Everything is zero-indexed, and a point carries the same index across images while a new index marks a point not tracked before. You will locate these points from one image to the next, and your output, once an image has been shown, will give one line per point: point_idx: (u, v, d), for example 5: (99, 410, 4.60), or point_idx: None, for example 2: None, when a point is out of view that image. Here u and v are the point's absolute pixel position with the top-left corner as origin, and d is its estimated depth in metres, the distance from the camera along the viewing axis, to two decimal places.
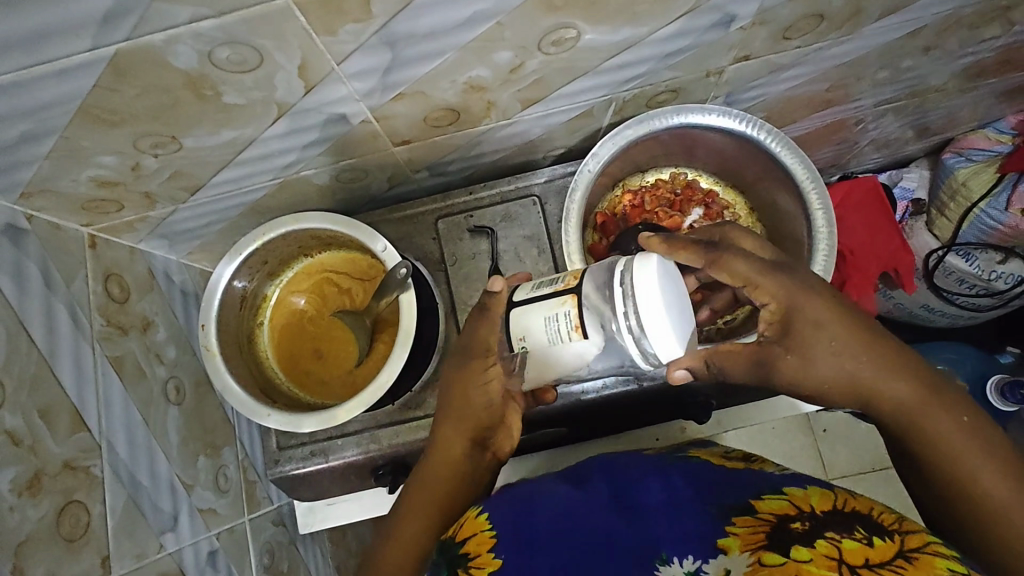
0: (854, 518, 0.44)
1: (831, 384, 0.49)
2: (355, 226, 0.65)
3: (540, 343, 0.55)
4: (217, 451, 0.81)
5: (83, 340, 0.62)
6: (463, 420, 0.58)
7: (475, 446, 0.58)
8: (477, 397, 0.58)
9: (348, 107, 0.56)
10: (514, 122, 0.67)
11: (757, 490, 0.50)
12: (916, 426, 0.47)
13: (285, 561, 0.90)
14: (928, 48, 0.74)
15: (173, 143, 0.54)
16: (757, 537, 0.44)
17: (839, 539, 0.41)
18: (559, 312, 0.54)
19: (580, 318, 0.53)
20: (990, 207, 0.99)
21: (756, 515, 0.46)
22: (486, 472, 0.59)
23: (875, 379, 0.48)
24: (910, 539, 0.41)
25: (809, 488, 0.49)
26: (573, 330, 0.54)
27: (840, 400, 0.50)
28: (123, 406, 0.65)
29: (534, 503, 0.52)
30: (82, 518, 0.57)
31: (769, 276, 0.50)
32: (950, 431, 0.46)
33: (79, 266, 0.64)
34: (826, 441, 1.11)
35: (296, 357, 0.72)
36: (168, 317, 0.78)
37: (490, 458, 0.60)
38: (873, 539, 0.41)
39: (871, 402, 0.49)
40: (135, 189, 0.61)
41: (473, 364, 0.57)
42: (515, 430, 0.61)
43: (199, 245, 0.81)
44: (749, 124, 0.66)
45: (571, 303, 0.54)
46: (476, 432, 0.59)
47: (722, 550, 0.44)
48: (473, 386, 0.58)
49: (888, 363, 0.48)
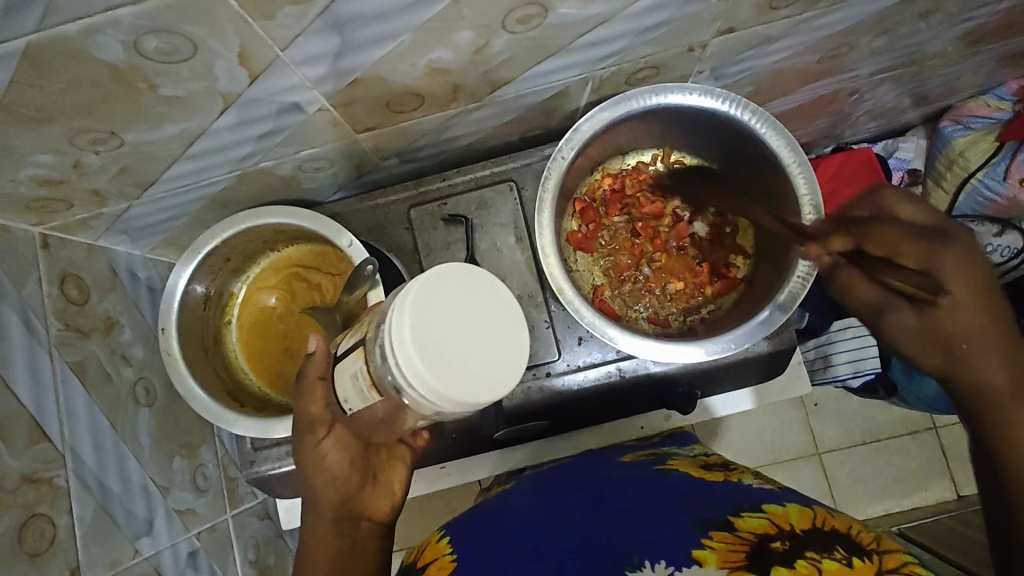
0: (831, 537, 0.44)
1: (917, 347, 0.53)
2: (320, 222, 0.63)
3: (360, 406, 0.49)
4: (194, 449, 0.79)
5: (38, 345, 0.59)
6: (317, 502, 0.56)
7: (341, 521, 0.56)
8: (320, 476, 0.55)
9: (301, 96, 0.52)
10: (485, 104, 0.63)
11: (736, 507, 0.50)
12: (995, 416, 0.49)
13: (270, 555, 0.90)
14: (926, 14, 0.70)
15: (113, 139, 0.51)
16: (735, 554, 0.44)
17: (819, 559, 0.42)
18: (356, 369, 0.48)
19: (370, 373, 0.47)
20: (988, 176, 0.97)
21: (733, 532, 0.46)
22: (367, 542, 0.57)
23: (980, 350, 0.50)
24: (887, 561, 0.41)
25: (786, 505, 0.50)
26: (370, 387, 0.47)
27: (929, 356, 0.53)
28: (89, 412, 0.63)
29: (493, 526, 0.55)
30: (47, 532, 0.55)
31: (915, 241, 0.53)
32: None
33: (30, 269, 0.61)
34: (817, 415, 1.12)
35: (266, 356, 0.70)
36: (134, 315, 0.75)
37: (368, 523, 0.58)
38: (852, 558, 0.41)
39: (962, 377, 0.51)
40: (81, 187, 0.57)
41: (303, 438, 0.55)
42: (396, 484, 0.60)
43: (163, 240, 0.77)
44: (733, 104, 0.63)
45: (361, 357, 0.48)
46: (339, 510, 0.56)
47: (697, 562, 0.44)
48: (309, 463, 0.55)
49: (987, 330, 0.51)
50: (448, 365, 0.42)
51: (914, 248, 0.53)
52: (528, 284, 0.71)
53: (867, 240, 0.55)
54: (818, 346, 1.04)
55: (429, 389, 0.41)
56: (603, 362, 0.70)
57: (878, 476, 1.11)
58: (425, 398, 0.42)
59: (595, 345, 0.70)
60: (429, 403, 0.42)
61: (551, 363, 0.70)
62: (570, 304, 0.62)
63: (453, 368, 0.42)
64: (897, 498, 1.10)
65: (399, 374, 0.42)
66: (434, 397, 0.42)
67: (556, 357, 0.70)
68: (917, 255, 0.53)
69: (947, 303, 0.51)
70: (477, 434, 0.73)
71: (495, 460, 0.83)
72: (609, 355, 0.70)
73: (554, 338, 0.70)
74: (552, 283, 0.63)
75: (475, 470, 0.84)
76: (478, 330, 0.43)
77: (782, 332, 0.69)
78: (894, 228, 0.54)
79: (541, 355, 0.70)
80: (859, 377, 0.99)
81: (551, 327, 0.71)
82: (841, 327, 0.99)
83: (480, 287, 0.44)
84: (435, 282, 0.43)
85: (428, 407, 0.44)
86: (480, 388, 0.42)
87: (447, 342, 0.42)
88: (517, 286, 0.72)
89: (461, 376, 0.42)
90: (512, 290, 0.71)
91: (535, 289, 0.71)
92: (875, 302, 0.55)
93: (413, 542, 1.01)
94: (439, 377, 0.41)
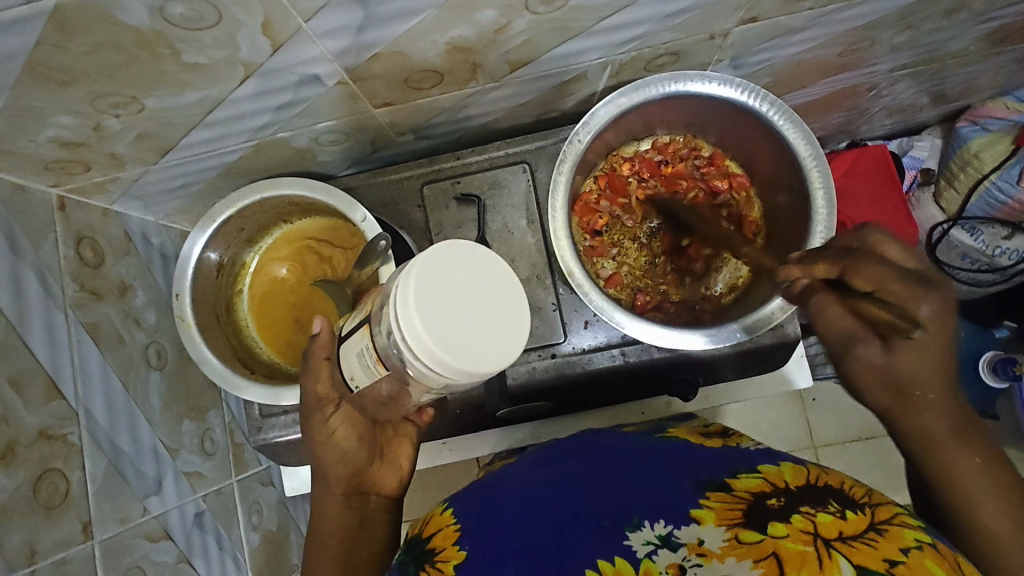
0: (827, 492, 0.46)
1: (871, 382, 0.54)
2: (333, 194, 0.64)
3: (365, 381, 0.50)
4: (202, 414, 0.81)
5: (54, 305, 0.60)
6: (326, 479, 0.58)
7: (350, 496, 0.59)
8: (329, 454, 0.57)
9: (321, 68, 0.52)
10: (502, 84, 0.63)
11: (733, 469, 0.53)
12: (941, 463, 0.51)
13: (272, 520, 0.92)
14: (951, 12, 0.69)
15: (134, 104, 0.51)
16: (732, 512, 0.46)
17: (813, 513, 0.43)
18: (362, 347, 0.49)
19: (377, 350, 0.48)
20: (1001, 179, 0.97)
21: (731, 492, 0.48)
22: (377, 515, 0.60)
23: (927, 396, 0.52)
24: (879, 512, 0.44)
25: (781, 465, 0.52)
26: (376, 362, 0.48)
27: (874, 396, 0.54)
28: (102, 371, 0.65)
29: (498, 494, 0.56)
30: (60, 486, 0.57)
31: (904, 281, 0.50)
32: (976, 476, 0.49)
33: (46, 229, 0.62)
34: (816, 409, 1.14)
35: (277, 326, 0.70)
36: (147, 280, 0.76)
37: (377, 497, 0.60)
38: (846, 512, 0.43)
39: (906, 419, 0.53)
40: (100, 150, 0.58)
41: (311, 418, 0.56)
42: (404, 461, 0.63)
43: (177, 206, 0.78)
44: (752, 95, 0.63)
45: (367, 335, 0.49)
46: (347, 485, 0.58)
47: (694, 520, 0.46)
48: (320, 440, 0.56)
49: (942, 381, 0.52)
50: (455, 340, 0.42)
51: (904, 289, 0.50)
52: (536, 266, 0.72)
53: (851, 271, 0.51)
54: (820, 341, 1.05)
55: (437, 360, 0.42)
56: (608, 346, 0.71)
57: (871, 471, 1.12)
58: (432, 367, 0.43)
59: (600, 328, 0.71)
60: (437, 373, 0.43)
61: (556, 345, 0.71)
62: (578, 287, 0.63)
63: (457, 344, 0.42)
64: (889, 493, 1.11)
65: (407, 346, 0.43)
66: (443, 368, 0.42)
67: (561, 339, 0.71)
68: (904, 295, 0.50)
69: (923, 343, 0.51)
70: (480, 412, 0.75)
71: (497, 437, 0.85)
72: (613, 339, 0.71)
73: (561, 321, 0.71)
74: (562, 265, 0.63)
75: (477, 446, 0.86)
76: (481, 305, 0.44)
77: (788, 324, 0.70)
78: (883, 265, 0.50)
79: (547, 337, 0.71)
80: None
81: (557, 309, 0.72)
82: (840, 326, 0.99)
83: (483, 263, 0.45)
84: (438, 260, 0.44)
85: (435, 379, 0.44)
86: (486, 364, 0.43)
87: (453, 317, 0.43)
88: (526, 267, 0.72)
89: (466, 351, 0.42)
90: (520, 272, 0.72)
91: (543, 272, 0.72)
92: (845, 333, 0.54)
93: (416, 513, 1.05)
94: (448, 349, 0.42)
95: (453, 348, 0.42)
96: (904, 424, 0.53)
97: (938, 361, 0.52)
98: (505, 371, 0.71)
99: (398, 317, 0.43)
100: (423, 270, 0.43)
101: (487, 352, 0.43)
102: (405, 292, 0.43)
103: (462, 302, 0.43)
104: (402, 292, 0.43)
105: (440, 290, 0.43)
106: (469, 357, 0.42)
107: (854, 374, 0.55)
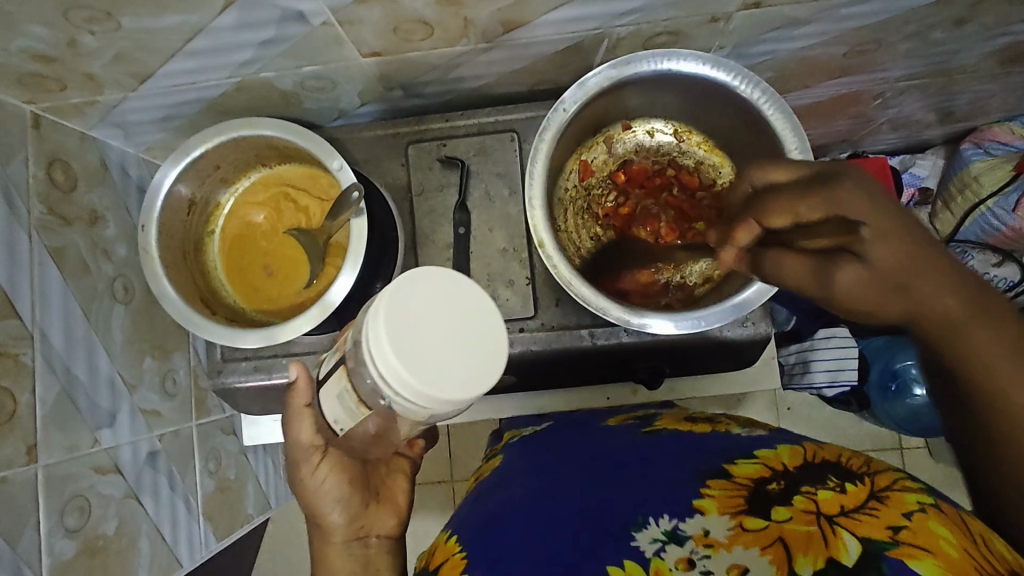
0: (825, 469, 0.49)
1: (872, 301, 0.44)
2: (311, 140, 0.62)
3: (351, 421, 0.50)
4: (166, 354, 0.80)
5: (18, 224, 0.59)
6: (326, 529, 0.58)
7: (352, 542, 0.58)
8: (322, 501, 0.58)
9: (306, 5, 0.50)
10: (495, 46, 0.61)
11: (730, 455, 0.54)
12: (960, 349, 0.45)
13: (230, 469, 0.92)
14: (962, 22, 0.68)
15: (109, 21, 0.50)
16: (735, 500, 0.49)
17: (814, 492, 0.46)
18: (340, 389, 0.49)
19: (358, 392, 0.47)
20: (998, 206, 0.96)
21: (731, 479, 0.51)
22: (381, 556, 0.59)
23: (927, 286, 0.43)
24: (878, 480, 0.46)
25: (777, 447, 0.53)
26: (359, 403, 0.48)
27: (885, 312, 0.45)
28: (63, 298, 0.64)
29: (499, 517, 0.55)
30: (6, 405, 0.56)
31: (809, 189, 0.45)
32: (997, 355, 0.44)
33: (17, 146, 0.60)
34: (788, 417, 1.15)
35: (243, 270, 0.69)
36: (120, 212, 0.75)
37: (378, 538, 0.60)
38: (845, 486, 0.46)
39: (920, 316, 0.44)
40: (75, 68, 0.56)
41: (300, 467, 0.57)
42: (399, 496, 0.63)
43: (157, 139, 0.76)
44: (743, 80, 0.61)
45: (345, 377, 0.48)
46: (347, 531, 0.58)
47: (698, 511, 0.49)
48: (312, 489, 0.57)
49: (923, 263, 0.42)
50: (431, 372, 0.41)
51: (818, 200, 0.44)
52: (514, 239, 0.71)
53: (765, 214, 0.48)
54: (799, 352, 1.04)
55: (416, 392, 0.41)
56: (577, 326, 0.70)
57: None
58: (415, 403, 0.42)
59: (571, 308, 0.71)
60: (417, 404, 0.42)
61: (525, 320, 0.71)
62: (547, 259, 0.61)
63: (432, 374, 0.41)
64: None
65: (387, 385, 0.42)
66: (423, 398, 0.42)
67: (531, 314, 0.71)
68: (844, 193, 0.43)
69: (889, 241, 0.42)
70: None
71: (460, 409, 0.85)
72: (583, 320, 0.70)
73: (532, 296, 0.71)
74: (534, 236, 0.62)
75: None
76: (456, 332, 0.43)
77: (759, 321, 0.70)
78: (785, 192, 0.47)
79: (518, 311, 0.70)
80: (834, 387, 1.03)
81: (531, 284, 0.71)
82: (826, 335, 1.00)
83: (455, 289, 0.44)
84: (409, 289, 0.43)
85: (420, 411, 0.44)
86: (468, 396, 0.42)
87: (429, 346, 0.42)
88: (504, 239, 0.71)
89: (444, 383, 0.41)
90: (497, 243, 0.71)
91: (520, 245, 0.71)
92: (807, 276, 0.47)
93: None
94: (426, 381, 0.41)
95: (430, 381, 0.41)
96: (921, 322, 0.45)
97: (919, 243, 0.42)
98: None
99: (371, 348, 0.42)
100: (395, 299, 0.42)
101: (464, 383, 0.42)
102: (377, 323, 0.42)
103: (435, 329, 0.42)
104: (374, 321, 0.42)
105: (413, 318, 0.42)
106: (449, 389, 0.42)
107: (845, 306, 0.45)
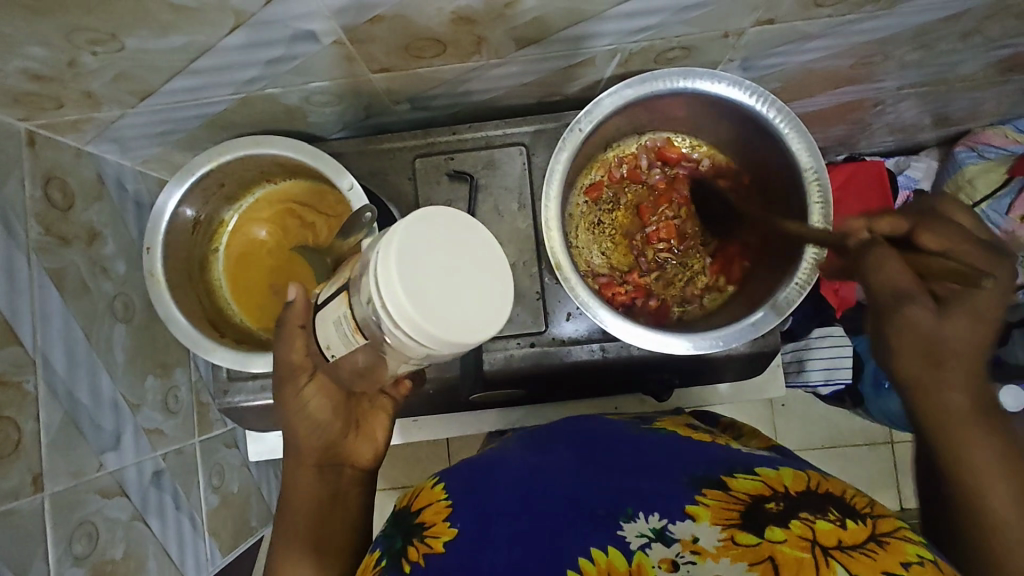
0: (826, 500, 0.46)
1: (907, 345, 0.51)
2: (319, 158, 0.62)
3: (342, 351, 0.49)
4: (168, 371, 0.79)
5: (16, 247, 0.57)
6: (299, 451, 0.58)
7: (324, 468, 0.58)
8: (301, 421, 0.57)
9: (319, 25, 0.49)
10: (505, 62, 0.61)
11: (730, 467, 0.52)
12: (956, 445, 0.49)
13: (233, 482, 0.91)
14: (967, 34, 0.68)
15: (113, 42, 0.48)
16: (728, 513, 0.46)
17: (812, 520, 0.43)
18: (339, 315, 0.48)
19: (355, 318, 0.46)
20: (992, 208, 0.99)
21: (727, 491, 0.48)
22: (351, 487, 0.59)
23: (958, 377, 0.50)
24: (880, 523, 0.44)
25: (780, 469, 0.51)
26: (354, 331, 0.47)
27: (903, 367, 0.52)
28: (64, 320, 0.62)
29: (490, 471, 0.53)
30: (12, 434, 0.54)
31: (981, 249, 0.51)
32: (991, 462, 0.48)
33: (13, 165, 0.58)
34: (783, 415, 1.17)
35: (251, 289, 0.68)
36: (118, 228, 0.73)
37: (352, 470, 0.60)
38: (846, 520, 0.44)
39: (929, 394, 0.51)
40: (74, 87, 0.54)
41: (284, 384, 0.56)
42: (380, 435, 0.61)
43: (155, 153, 0.74)
44: (760, 99, 0.61)
45: (344, 302, 0.47)
46: (321, 456, 0.58)
47: (690, 516, 0.46)
48: (293, 409, 0.56)
49: (974, 368, 0.50)
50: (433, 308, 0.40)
51: (970, 253, 0.51)
52: (524, 253, 0.71)
53: (921, 228, 0.52)
54: (795, 351, 1.05)
55: (415, 327, 0.40)
56: (588, 340, 0.70)
57: None
58: (411, 336, 0.41)
59: (582, 322, 0.70)
60: (417, 343, 0.41)
61: (535, 334, 0.70)
62: (566, 281, 0.61)
63: (434, 311, 0.40)
64: None
65: (387, 314, 0.41)
66: (422, 336, 0.40)
67: (543, 328, 0.70)
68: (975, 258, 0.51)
69: (974, 321, 0.50)
70: (454, 393, 0.75)
71: (465, 418, 0.85)
72: (594, 333, 0.70)
73: (543, 309, 0.70)
74: (551, 257, 0.61)
75: (446, 426, 0.86)
76: (465, 274, 0.42)
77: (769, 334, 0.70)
78: (945, 227, 0.52)
79: (529, 325, 0.70)
80: (829, 385, 1.03)
81: (541, 298, 0.70)
82: (821, 335, 1.01)
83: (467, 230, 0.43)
84: (420, 222, 0.42)
85: (415, 347, 0.43)
86: (467, 340, 0.41)
87: (435, 281, 0.41)
88: (513, 252, 0.71)
89: (446, 321, 0.41)
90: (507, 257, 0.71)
91: (530, 258, 0.71)
92: (899, 287, 0.50)
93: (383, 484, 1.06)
94: (426, 315, 0.40)
95: (433, 317, 0.40)
96: (927, 398, 0.51)
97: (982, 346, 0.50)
98: (481, 356, 0.70)
99: (375, 277, 0.41)
100: (404, 230, 0.41)
101: (468, 325, 0.41)
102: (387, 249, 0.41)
103: (444, 267, 0.41)
104: (383, 248, 0.41)
105: (421, 252, 0.41)
106: (451, 330, 0.41)
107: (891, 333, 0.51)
